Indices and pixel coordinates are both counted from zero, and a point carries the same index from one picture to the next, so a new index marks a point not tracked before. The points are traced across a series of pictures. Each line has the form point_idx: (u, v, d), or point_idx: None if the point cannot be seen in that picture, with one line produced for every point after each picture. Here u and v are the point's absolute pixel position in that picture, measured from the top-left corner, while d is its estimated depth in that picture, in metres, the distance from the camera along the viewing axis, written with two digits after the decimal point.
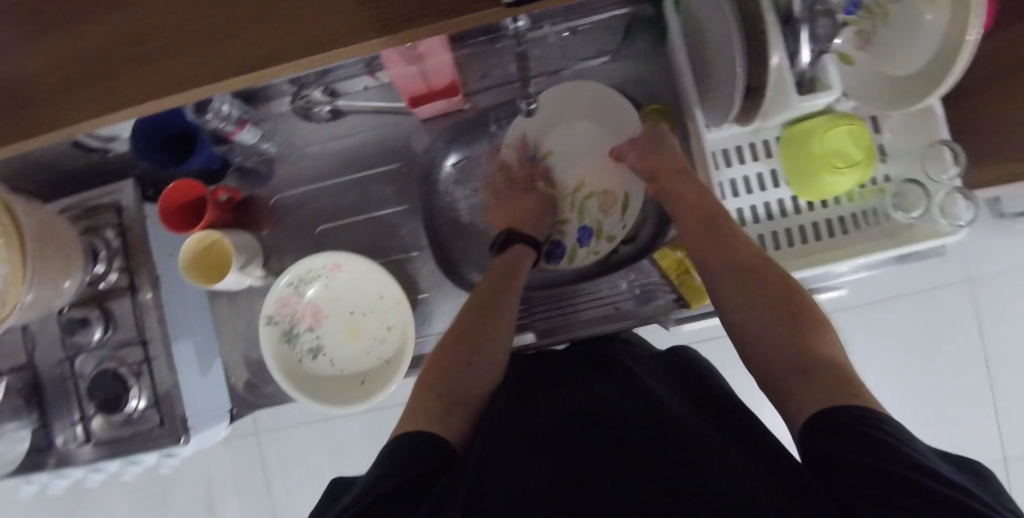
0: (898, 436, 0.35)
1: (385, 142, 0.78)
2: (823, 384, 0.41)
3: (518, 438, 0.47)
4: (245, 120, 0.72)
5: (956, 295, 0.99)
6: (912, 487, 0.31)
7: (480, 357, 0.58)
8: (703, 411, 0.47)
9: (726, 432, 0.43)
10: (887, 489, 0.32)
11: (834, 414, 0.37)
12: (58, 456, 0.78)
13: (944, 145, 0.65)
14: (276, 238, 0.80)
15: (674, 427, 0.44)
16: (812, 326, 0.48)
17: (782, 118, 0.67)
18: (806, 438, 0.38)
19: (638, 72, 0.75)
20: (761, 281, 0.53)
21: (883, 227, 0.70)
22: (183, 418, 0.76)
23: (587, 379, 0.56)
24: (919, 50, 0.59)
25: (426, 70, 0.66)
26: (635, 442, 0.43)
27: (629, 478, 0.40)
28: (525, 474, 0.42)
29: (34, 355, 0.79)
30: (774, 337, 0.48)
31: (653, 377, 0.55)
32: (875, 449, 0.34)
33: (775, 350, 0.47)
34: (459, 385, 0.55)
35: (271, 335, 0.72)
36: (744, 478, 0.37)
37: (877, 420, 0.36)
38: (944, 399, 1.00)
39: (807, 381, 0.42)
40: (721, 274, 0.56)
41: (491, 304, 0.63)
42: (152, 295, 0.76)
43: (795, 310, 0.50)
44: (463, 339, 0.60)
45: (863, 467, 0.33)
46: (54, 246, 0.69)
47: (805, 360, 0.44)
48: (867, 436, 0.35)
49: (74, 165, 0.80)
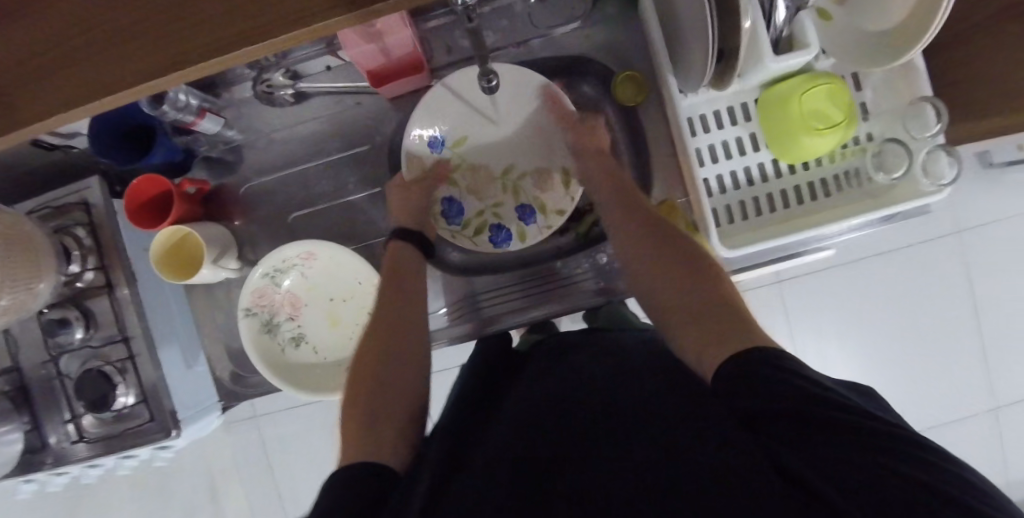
0: (796, 370, 0.38)
1: (352, 123, 0.76)
2: (714, 337, 0.44)
3: (473, 438, 0.48)
4: (205, 110, 0.70)
5: (945, 248, 0.99)
6: (847, 425, 0.34)
7: (392, 356, 0.59)
8: (664, 385, 0.45)
9: (687, 415, 0.40)
10: (828, 432, 0.34)
11: (734, 368, 0.40)
12: (54, 454, 0.79)
13: (926, 103, 0.62)
14: (250, 228, 0.79)
15: (646, 423, 0.41)
16: (711, 278, 0.51)
17: (760, 78, 0.64)
18: (724, 389, 0.40)
19: (610, 38, 0.72)
20: (680, 248, 0.55)
21: (864, 189, 0.69)
22: (172, 411, 0.77)
23: (534, 370, 0.56)
24: (895, 3, 0.57)
25: (387, 47, 0.64)
26: (605, 442, 0.41)
27: (621, 485, 0.37)
28: (491, 473, 0.41)
29: (18, 358, 0.79)
30: (682, 296, 0.50)
31: (594, 356, 0.53)
32: (785, 390, 0.36)
33: (685, 310, 0.49)
34: (382, 399, 0.55)
35: (250, 327, 0.72)
36: (738, 477, 0.34)
37: (776, 359, 0.39)
38: (933, 353, 1.01)
39: (712, 330, 0.45)
40: (652, 252, 0.56)
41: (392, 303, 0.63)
42: (129, 291, 0.76)
43: (700, 268, 0.52)
44: (371, 346, 0.59)
45: (781, 413, 0.36)
46: (25, 250, 0.67)
47: (702, 312, 0.47)
48: (784, 381, 0.37)
49: (39, 164, 0.79)
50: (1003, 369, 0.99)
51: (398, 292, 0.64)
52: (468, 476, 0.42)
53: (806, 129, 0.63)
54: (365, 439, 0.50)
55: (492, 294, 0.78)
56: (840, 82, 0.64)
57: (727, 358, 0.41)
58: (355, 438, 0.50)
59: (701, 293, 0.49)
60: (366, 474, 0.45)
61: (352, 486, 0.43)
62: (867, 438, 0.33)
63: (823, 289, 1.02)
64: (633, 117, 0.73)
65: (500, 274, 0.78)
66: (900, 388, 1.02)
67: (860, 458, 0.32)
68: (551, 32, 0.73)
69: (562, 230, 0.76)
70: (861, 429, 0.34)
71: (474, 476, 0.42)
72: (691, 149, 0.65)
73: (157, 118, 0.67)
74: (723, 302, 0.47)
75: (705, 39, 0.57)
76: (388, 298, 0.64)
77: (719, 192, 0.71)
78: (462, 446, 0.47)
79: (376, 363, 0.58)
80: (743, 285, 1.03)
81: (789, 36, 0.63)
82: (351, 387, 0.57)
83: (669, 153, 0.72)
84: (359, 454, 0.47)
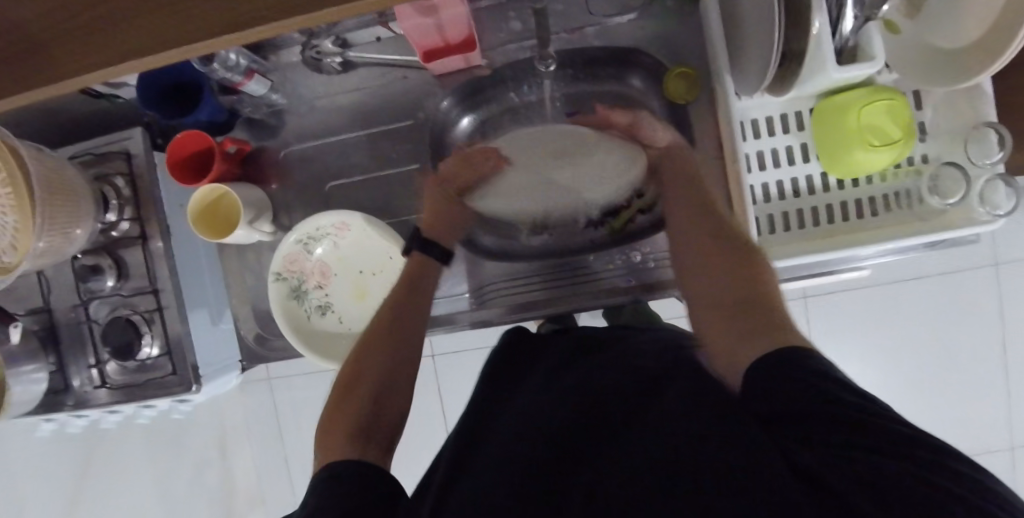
0: (818, 370, 0.39)
1: (396, 98, 0.75)
2: (752, 331, 0.46)
3: (486, 441, 0.51)
4: (253, 70, 0.69)
5: (981, 279, 0.96)
6: (869, 429, 0.34)
7: (403, 370, 0.62)
8: (684, 381, 0.45)
9: (711, 404, 0.41)
10: (849, 435, 0.34)
11: (769, 360, 0.41)
12: (76, 397, 0.81)
13: (989, 127, 0.60)
14: (285, 193, 0.79)
15: (661, 419, 0.42)
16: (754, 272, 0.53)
17: (819, 88, 0.63)
18: (749, 392, 0.41)
19: (667, 33, 0.71)
20: (714, 247, 0.56)
21: (915, 211, 0.67)
22: (194, 367, 0.78)
23: (564, 359, 0.59)
24: (971, 20, 0.55)
25: (441, 22, 0.63)
26: (619, 446, 0.42)
27: (625, 483, 0.38)
28: (512, 467, 0.45)
29: (49, 300, 0.81)
30: (725, 286, 0.53)
31: (622, 351, 0.55)
32: (801, 392, 0.38)
33: (727, 303, 0.51)
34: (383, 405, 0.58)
35: (279, 291, 0.73)
36: (749, 477, 0.34)
37: (804, 358, 0.40)
38: (955, 384, 0.99)
39: (749, 323, 0.47)
40: (692, 252, 0.58)
41: (407, 318, 0.66)
42: (162, 244, 0.77)
43: (744, 261, 0.54)
44: (382, 348, 0.62)
45: (792, 417, 0.37)
46: (64, 195, 0.68)
47: (743, 306, 0.50)
48: (805, 384, 0.38)
49: (85, 110, 0.79)
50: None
51: (405, 301, 0.67)
52: (479, 481, 0.46)
53: (861, 144, 0.61)
54: (353, 443, 0.53)
55: (519, 281, 0.77)
56: (902, 98, 0.62)
57: (766, 351, 0.43)
58: (339, 437, 0.54)
59: (743, 289, 0.51)
60: (351, 473, 0.48)
61: (338, 484, 0.47)
62: (892, 444, 0.33)
63: (851, 309, 1.00)
64: (681, 116, 0.71)
65: (529, 262, 0.77)
66: (916, 416, 1.01)
67: (861, 456, 0.32)
68: (607, 21, 0.72)
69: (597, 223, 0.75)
70: (866, 425, 0.34)
71: (486, 479, 0.46)
72: (740, 153, 0.63)
73: (204, 75, 0.68)
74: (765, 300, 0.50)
75: (768, 41, 0.55)
76: (396, 304, 0.66)
77: (764, 200, 0.70)
78: (475, 449, 0.51)
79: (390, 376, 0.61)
80: None
81: (854, 46, 0.61)
82: (342, 385, 0.60)
83: (715, 156, 0.70)
84: (350, 449, 0.52)
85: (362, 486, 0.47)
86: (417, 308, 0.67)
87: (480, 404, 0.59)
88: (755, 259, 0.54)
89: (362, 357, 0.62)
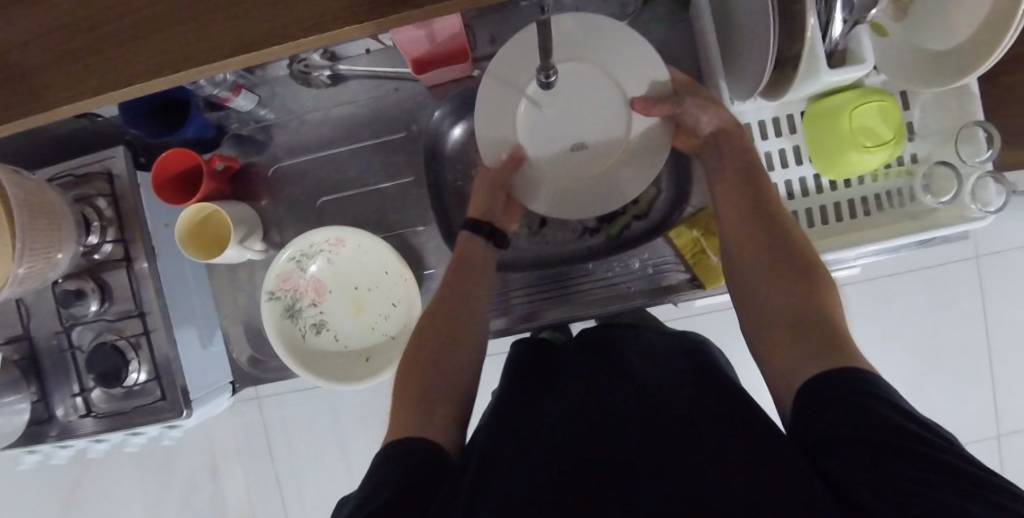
0: (880, 393, 0.38)
1: (388, 110, 0.74)
2: (809, 345, 0.45)
3: (510, 435, 0.49)
4: (240, 86, 0.68)
5: (964, 273, 0.98)
6: (931, 465, 0.33)
7: (454, 344, 0.60)
8: (708, 403, 0.46)
9: (728, 431, 0.43)
10: (904, 465, 0.33)
11: (836, 377, 0.40)
12: (59, 428, 0.77)
13: (978, 126, 0.61)
14: (275, 209, 0.77)
15: (685, 438, 0.43)
16: (812, 281, 0.51)
17: (812, 90, 0.63)
18: (802, 408, 0.40)
19: (659, 39, 0.71)
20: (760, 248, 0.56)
21: (908, 209, 0.68)
22: (184, 390, 0.75)
23: (594, 356, 0.57)
24: (962, 23, 0.56)
25: (434, 33, 0.62)
26: (619, 445, 0.44)
27: (637, 481, 0.41)
28: (529, 469, 0.43)
29: (29, 327, 0.78)
30: (780, 296, 0.51)
31: (649, 359, 0.55)
32: (872, 417, 0.36)
33: (786, 315, 0.49)
34: (434, 381, 0.56)
35: (273, 310, 0.71)
36: (744, 478, 0.38)
37: (862, 380, 0.39)
38: (946, 377, 1.00)
39: (811, 335, 0.45)
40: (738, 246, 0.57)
41: (459, 297, 0.64)
42: (148, 265, 0.74)
43: (802, 267, 0.52)
44: (435, 328, 0.61)
45: (838, 437, 0.37)
46: (45, 219, 0.66)
47: (795, 319, 0.48)
48: (860, 409, 0.36)
49: (62, 129, 0.77)
50: (1015, 401, 0.99)
51: (464, 290, 0.65)
52: (503, 471, 0.44)
53: (856, 145, 0.62)
54: (417, 424, 0.51)
55: (515, 292, 0.77)
56: (892, 100, 0.63)
57: (819, 372, 0.41)
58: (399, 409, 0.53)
59: (797, 302, 0.49)
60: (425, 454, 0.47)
61: (410, 461, 0.45)
62: (953, 478, 0.32)
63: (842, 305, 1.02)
64: None
65: (527, 271, 0.76)
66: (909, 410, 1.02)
67: (902, 486, 0.32)
68: None
69: (594, 230, 0.75)
70: (915, 456, 0.33)
71: (511, 473, 0.44)
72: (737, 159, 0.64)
73: (190, 91, 0.66)
74: (824, 312, 0.48)
75: (763, 46, 0.56)
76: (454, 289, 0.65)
77: None
78: (499, 440, 0.48)
79: (441, 352, 0.59)
80: None
81: (844, 50, 0.61)
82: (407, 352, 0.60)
83: None
84: (404, 432, 0.50)
85: (427, 474, 0.45)
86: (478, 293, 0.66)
87: (508, 391, 0.56)
88: (814, 263, 0.53)
89: (421, 342, 0.60)
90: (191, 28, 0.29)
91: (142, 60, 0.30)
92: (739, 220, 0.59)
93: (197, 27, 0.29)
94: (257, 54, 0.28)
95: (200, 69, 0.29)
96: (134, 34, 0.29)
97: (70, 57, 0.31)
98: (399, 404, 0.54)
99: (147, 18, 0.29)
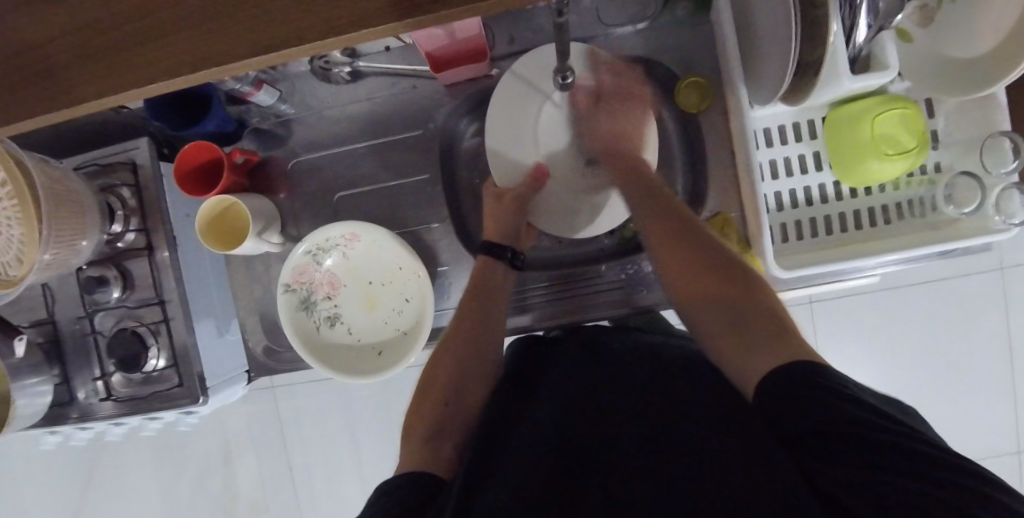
0: (839, 385, 0.39)
1: (405, 108, 0.75)
2: (760, 345, 0.45)
3: (505, 434, 0.51)
4: (261, 81, 0.69)
5: (986, 285, 0.96)
6: (908, 455, 0.35)
7: (468, 375, 0.61)
8: (701, 397, 0.46)
9: (723, 424, 0.43)
10: (885, 459, 0.35)
11: (792, 376, 0.40)
12: (80, 410, 0.80)
13: (1004, 136, 0.60)
14: (293, 203, 0.78)
15: (681, 436, 0.44)
16: (741, 277, 0.52)
17: (831, 96, 0.63)
18: (772, 398, 0.40)
19: (677, 42, 0.71)
20: (705, 254, 0.55)
21: (928, 219, 0.66)
22: (201, 377, 0.77)
23: (570, 363, 0.59)
24: (987, 33, 0.55)
25: (452, 32, 0.62)
26: (617, 446, 0.46)
27: (629, 480, 0.43)
28: (519, 474, 0.44)
29: (53, 311, 0.80)
30: (714, 295, 0.52)
31: (636, 355, 0.56)
32: (841, 415, 0.37)
33: (728, 316, 0.50)
34: (451, 419, 0.57)
35: (288, 302, 0.72)
36: (732, 477, 0.39)
37: (819, 373, 0.40)
38: (963, 389, 0.98)
39: (755, 337, 0.46)
40: (685, 251, 0.56)
41: (477, 330, 0.64)
42: (169, 254, 0.76)
43: (732, 266, 0.54)
44: (449, 354, 0.62)
45: (815, 434, 0.37)
46: (69, 206, 0.68)
47: (738, 321, 0.49)
48: (828, 403, 0.38)
49: (89, 119, 0.78)
50: None
51: (490, 312, 0.66)
52: (500, 466, 0.46)
53: (877, 153, 0.61)
54: (422, 446, 0.53)
55: (528, 292, 0.77)
56: (914, 107, 0.62)
57: (775, 366, 0.42)
58: (409, 445, 0.53)
59: (741, 295, 0.50)
60: (426, 478, 0.48)
61: (411, 486, 0.46)
62: (932, 467, 0.34)
63: (859, 315, 1.00)
64: (693, 125, 0.71)
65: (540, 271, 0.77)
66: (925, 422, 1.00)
67: (888, 479, 0.34)
68: (617, 30, 0.71)
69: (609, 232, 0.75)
70: (886, 451, 0.35)
71: (506, 474, 0.45)
72: (755, 164, 0.64)
73: (213, 85, 0.67)
74: (761, 308, 0.49)
75: (783, 51, 0.55)
76: (470, 311, 0.66)
77: (776, 209, 0.69)
78: (494, 440, 0.51)
79: (445, 392, 0.59)
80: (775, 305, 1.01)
81: (867, 55, 0.61)
82: (423, 384, 0.62)
83: (727, 166, 0.70)
84: (407, 465, 0.50)
85: (431, 494, 0.46)
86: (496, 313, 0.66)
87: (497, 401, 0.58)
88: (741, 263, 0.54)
89: (438, 369, 0.62)
90: (194, 30, 0.30)
91: (160, 61, 0.30)
92: (681, 228, 0.58)
93: (201, 30, 0.30)
94: (274, 54, 0.29)
95: (219, 69, 0.30)
96: (150, 34, 0.30)
97: (91, 58, 0.32)
98: (410, 439, 0.54)
99: (165, 16, 0.30)
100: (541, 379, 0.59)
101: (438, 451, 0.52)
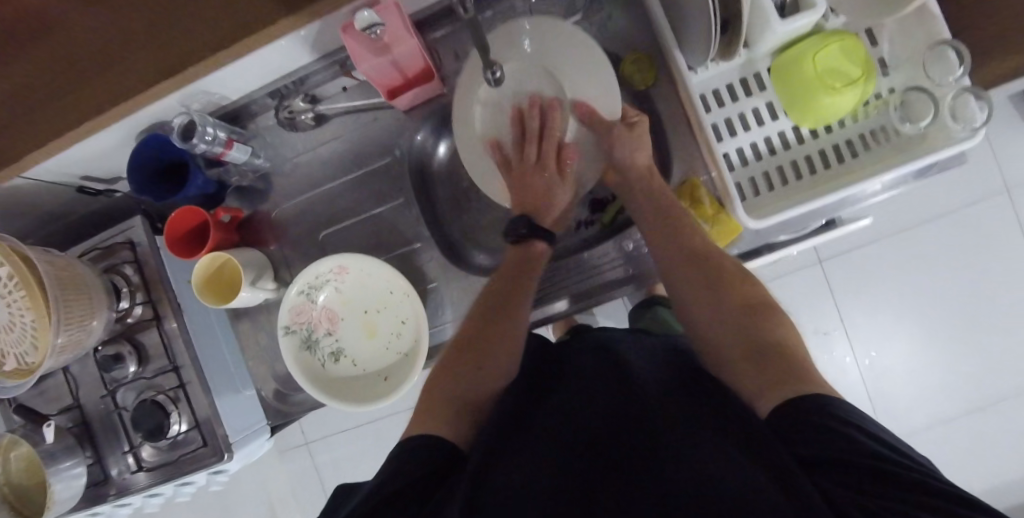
0: (846, 416, 0.39)
1: (371, 141, 0.78)
2: (770, 376, 0.46)
3: (512, 440, 0.51)
4: (232, 139, 0.72)
5: (989, 208, 1.00)
6: (912, 484, 0.34)
7: (489, 361, 0.61)
8: (705, 409, 0.47)
9: (727, 431, 0.43)
10: (885, 488, 0.35)
11: (800, 407, 0.40)
12: (117, 486, 0.82)
13: (945, 46, 0.59)
14: (284, 250, 0.82)
15: (679, 438, 0.44)
16: (762, 311, 0.54)
17: (768, 45, 0.64)
18: (785, 419, 0.41)
19: (614, 26, 0.73)
20: (724, 277, 0.57)
21: (893, 143, 0.66)
22: (224, 435, 0.78)
23: (583, 368, 0.58)
24: None
25: (397, 60, 0.65)
26: (621, 448, 0.46)
27: (631, 481, 0.42)
28: (525, 476, 0.45)
29: (79, 396, 0.83)
30: (722, 315, 0.55)
31: (640, 360, 0.57)
32: (842, 445, 0.37)
33: (744, 345, 0.50)
34: (465, 390, 0.59)
35: (291, 344, 0.74)
36: (730, 468, 0.39)
37: (828, 402, 0.40)
38: (987, 311, 1.01)
39: (755, 361, 0.48)
40: (697, 271, 0.59)
41: (511, 305, 0.64)
42: (176, 322, 0.79)
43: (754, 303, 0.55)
44: (477, 334, 0.63)
45: (822, 453, 0.37)
46: (78, 291, 0.72)
47: (755, 344, 0.50)
48: (839, 431, 0.38)
49: (85, 207, 0.83)
50: None
51: (498, 294, 0.66)
52: (508, 468, 0.46)
53: (825, 89, 0.61)
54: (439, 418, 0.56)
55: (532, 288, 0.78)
56: (855, 38, 0.63)
57: (789, 396, 0.42)
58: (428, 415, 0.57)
59: (752, 323, 0.52)
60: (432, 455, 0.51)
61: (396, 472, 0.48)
62: (921, 498, 0.34)
63: (870, 262, 1.04)
64: (647, 101, 0.73)
65: None
66: (955, 351, 1.03)
67: (882, 505, 0.34)
68: None
69: (588, 222, 0.79)
70: (885, 477, 0.35)
71: (510, 478, 0.45)
72: (707, 124, 0.65)
73: (187, 151, 0.70)
74: (777, 338, 0.50)
75: (704, 11, 0.57)
76: (494, 304, 0.64)
77: (741, 165, 0.70)
78: (500, 440, 0.51)
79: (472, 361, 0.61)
80: (783, 268, 1.06)
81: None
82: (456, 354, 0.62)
83: (687, 133, 0.72)
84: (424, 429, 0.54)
85: (426, 486, 0.49)
86: (512, 331, 0.62)
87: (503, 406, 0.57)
88: (763, 295, 0.56)
89: (449, 354, 0.63)
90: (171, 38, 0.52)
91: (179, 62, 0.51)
92: (674, 244, 0.61)
93: None
94: None
95: None
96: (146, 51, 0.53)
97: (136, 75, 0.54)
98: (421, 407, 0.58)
99: None
100: (560, 385, 0.58)
101: (451, 418, 0.56)
